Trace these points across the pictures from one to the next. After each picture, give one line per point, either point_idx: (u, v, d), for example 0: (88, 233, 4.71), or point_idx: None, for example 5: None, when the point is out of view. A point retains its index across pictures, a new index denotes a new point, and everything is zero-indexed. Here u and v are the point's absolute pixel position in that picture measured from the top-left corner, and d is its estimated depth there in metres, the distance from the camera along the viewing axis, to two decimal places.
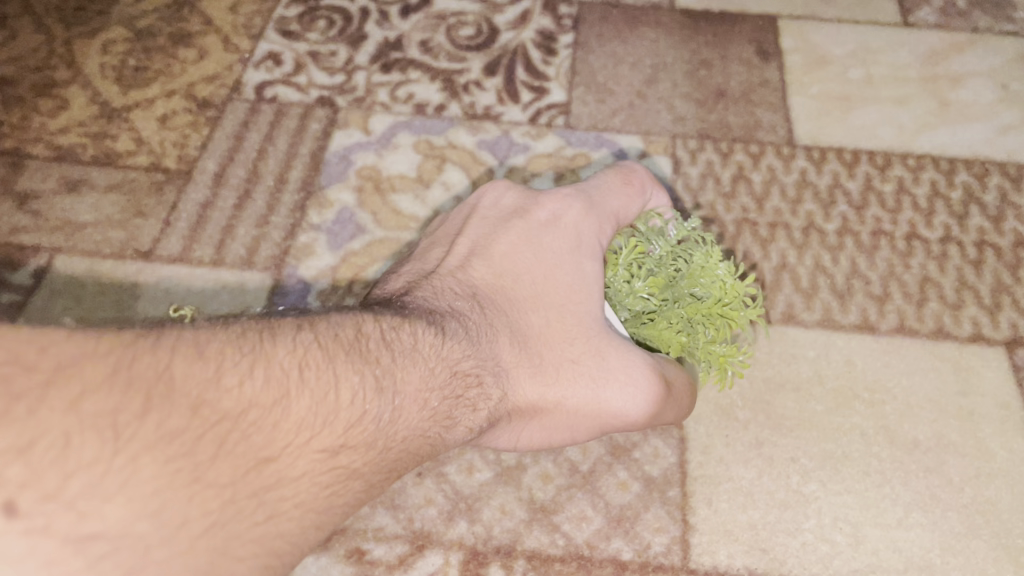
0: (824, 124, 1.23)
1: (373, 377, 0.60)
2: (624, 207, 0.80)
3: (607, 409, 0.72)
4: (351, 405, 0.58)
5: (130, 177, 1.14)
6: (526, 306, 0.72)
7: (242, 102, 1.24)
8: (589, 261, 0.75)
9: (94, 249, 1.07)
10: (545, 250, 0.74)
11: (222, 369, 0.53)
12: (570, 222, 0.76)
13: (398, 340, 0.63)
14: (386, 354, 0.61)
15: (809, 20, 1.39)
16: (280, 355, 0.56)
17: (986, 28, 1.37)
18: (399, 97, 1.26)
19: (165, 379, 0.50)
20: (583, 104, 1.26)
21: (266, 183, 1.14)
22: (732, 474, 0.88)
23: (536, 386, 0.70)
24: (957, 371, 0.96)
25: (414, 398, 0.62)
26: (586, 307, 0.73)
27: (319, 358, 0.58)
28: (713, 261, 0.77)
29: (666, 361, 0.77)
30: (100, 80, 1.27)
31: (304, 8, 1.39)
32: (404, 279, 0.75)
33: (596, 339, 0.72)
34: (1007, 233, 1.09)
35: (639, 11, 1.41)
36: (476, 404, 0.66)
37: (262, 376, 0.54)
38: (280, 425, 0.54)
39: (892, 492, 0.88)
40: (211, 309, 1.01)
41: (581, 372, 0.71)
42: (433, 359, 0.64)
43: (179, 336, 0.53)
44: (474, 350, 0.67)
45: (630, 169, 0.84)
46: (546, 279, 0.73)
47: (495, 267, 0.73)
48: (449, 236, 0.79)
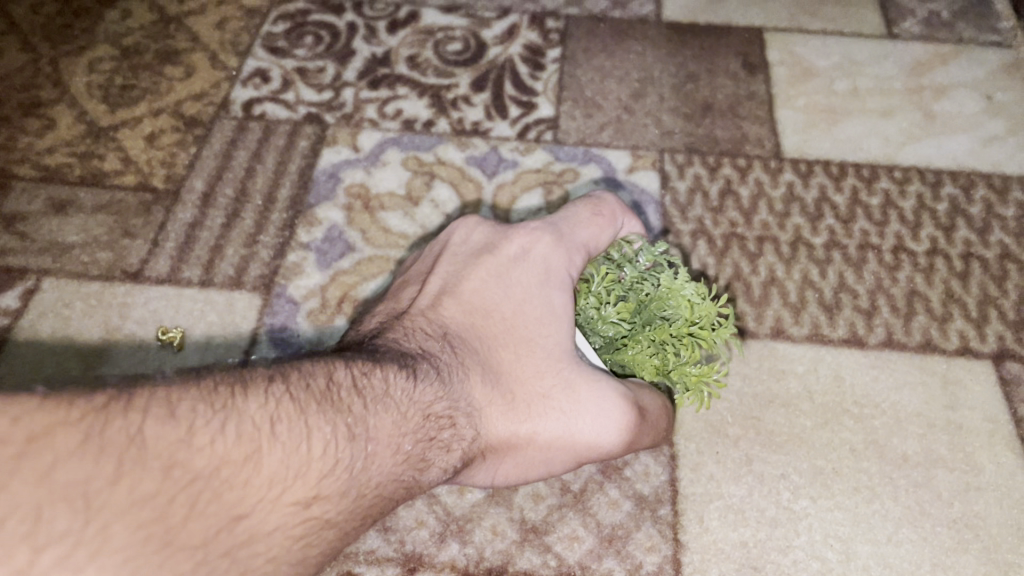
0: (811, 137, 1.24)
1: (345, 426, 0.57)
2: (594, 237, 0.78)
3: (580, 441, 0.70)
4: (324, 456, 0.55)
5: (117, 198, 1.14)
6: (498, 343, 0.69)
7: (229, 120, 1.24)
8: (558, 293, 0.73)
9: (82, 270, 1.06)
10: (513, 284, 0.72)
11: (194, 428, 0.50)
12: (539, 256, 0.74)
13: (369, 386, 0.60)
14: (358, 401, 0.59)
15: (795, 33, 1.40)
16: (252, 408, 0.53)
17: (970, 39, 1.39)
18: (388, 113, 1.26)
19: (134, 443, 0.47)
20: (571, 119, 1.27)
21: (254, 201, 1.14)
22: (723, 491, 0.89)
23: (509, 423, 0.68)
24: (945, 384, 0.97)
25: (386, 444, 0.59)
26: (556, 338, 0.71)
27: (288, 409, 0.55)
28: (680, 282, 0.77)
29: (640, 388, 0.77)
30: (86, 99, 1.26)
31: (291, 24, 1.39)
32: (376, 319, 0.72)
33: (569, 373, 0.70)
34: (993, 245, 1.10)
35: (626, 25, 1.42)
36: (449, 446, 0.64)
37: (234, 432, 0.51)
38: (252, 482, 0.51)
39: (882, 508, 0.88)
40: (200, 331, 1.01)
41: (554, 406, 0.69)
42: (404, 403, 0.61)
43: (150, 394, 0.50)
44: (446, 391, 0.64)
45: (600, 198, 0.82)
46: (515, 314, 0.71)
47: (465, 305, 0.70)
48: (421, 274, 0.77)
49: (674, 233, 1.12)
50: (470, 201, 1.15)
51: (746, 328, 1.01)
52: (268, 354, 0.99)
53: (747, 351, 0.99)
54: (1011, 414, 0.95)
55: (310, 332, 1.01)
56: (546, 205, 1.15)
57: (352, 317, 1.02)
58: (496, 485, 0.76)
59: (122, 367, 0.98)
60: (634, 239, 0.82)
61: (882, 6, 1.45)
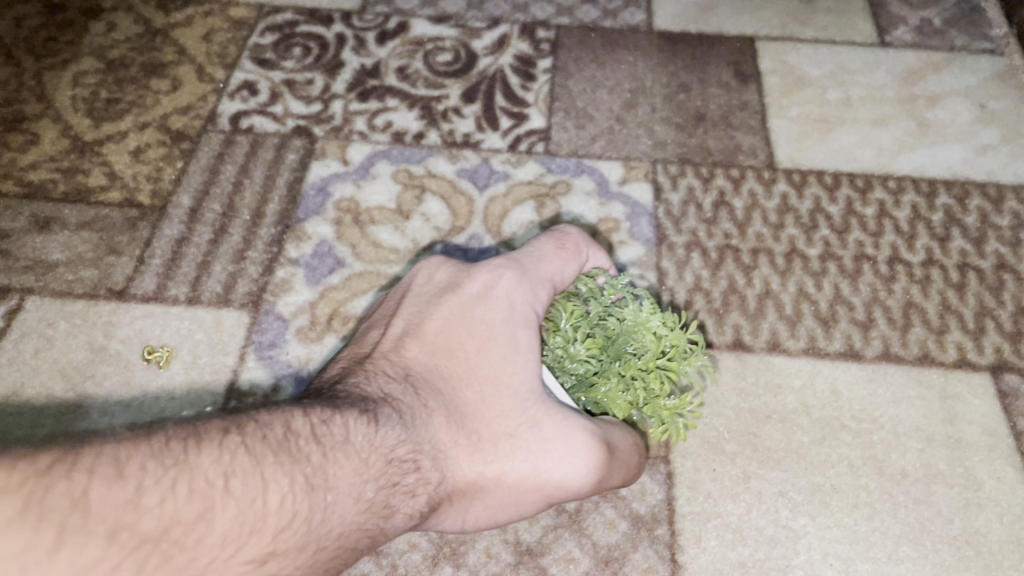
0: (804, 147, 1.23)
1: (303, 477, 0.53)
2: (558, 271, 0.75)
3: (550, 480, 0.67)
4: (280, 509, 0.51)
5: (102, 214, 1.12)
6: (463, 384, 0.66)
7: (217, 134, 1.22)
8: (522, 330, 0.70)
9: (67, 288, 1.04)
10: (477, 323, 0.68)
11: (141, 489, 0.46)
12: (503, 292, 0.71)
13: (328, 433, 0.56)
14: (317, 450, 0.54)
15: (786, 41, 1.39)
16: (204, 464, 0.49)
17: (963, 47, 1.38)
18: (377, 126, 1.25)
19: (78, 508, 0.44)
20: (562, 130, 1.26)
21: (242, 217, 1.12)
22: (721, 509, 0.87)
23: (476, 464, 0.64)
24: (943, 398, 0.96)
25: (348, 493, 0.55)
26: (522, 376, 0.68)
27: (241, 462, 0.51)
28: (644, 315, 0.77)
29: (610, 425, 0.75)
30: (70, 113, 1.24)
31: (279, 36, 1.38)
32: (339, 364, 0.68)
33: (537, 411, 0.67)
34: (989, 255, 1.09)
35: (617, 34, 1.41)
36: (414, 490, 0.60)
37: (185, 489, 0.48)
38: (205, 540, 0.47)
39: (882, 525, 0.87)
40: (187, 350, 0.99)
41: (521, 445, 0.66)
42: (365, 448, 0.57)
43: (97, 452, 0.47)
44: (410, 435, 0.61)
45: (562, 232, 0.79)
46: (480, 354, 0.67)
47: (429, 345, 0.67)
48: (384, 317, 0.73)
49: (668, 245, 1.10)
50: (461, 215, 1.14)
51: (742, 342, 1.00)
52: (257, 373, 0.97)
53: (743, 365, 0.98)
54: (1010, 427, 0.94)
55: (300, 350, 0.99)
56: (538, 217, 1.14)
57: (342, 334, 1.01)
58: (464, 530, 0.72)
59: (107, 394, 0.96)
60: (597, 273, 0.81)
61: (873, 14, 1.44)
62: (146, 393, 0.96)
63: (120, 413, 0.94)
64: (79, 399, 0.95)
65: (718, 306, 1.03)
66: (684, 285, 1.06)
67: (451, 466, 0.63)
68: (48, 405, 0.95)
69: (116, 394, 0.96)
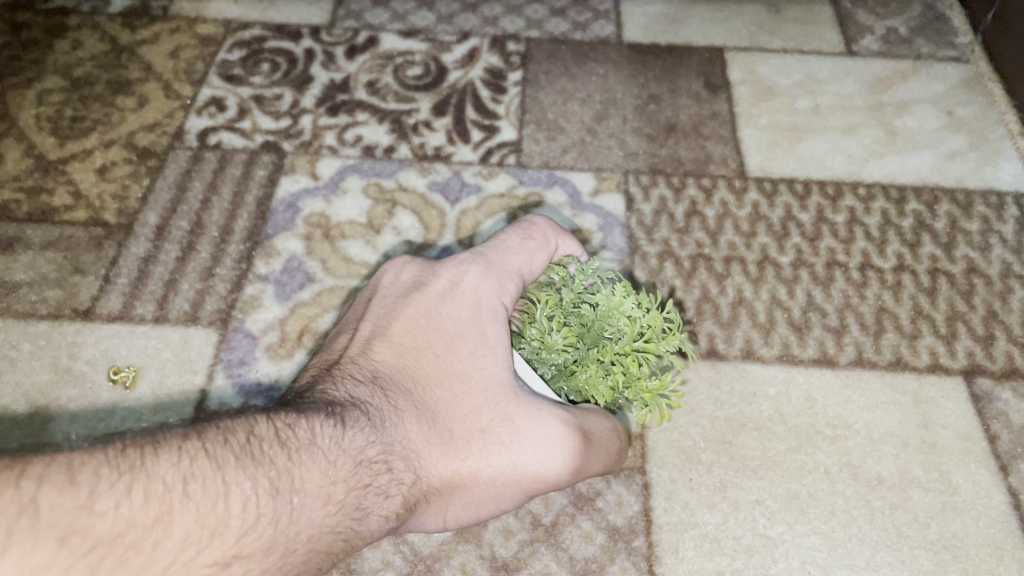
0: (774, 156, 1.23)
1: (267, 479, 0.51)
2: (525, 262, 0.74)
3: (526, 474, 0.66)
4: (244, 512, 0.49)
5: (67, 233, 1.10)
6: (433, 383, 0.65)
7: (184, 150, 1.21)
8: (491, 324, 0.69)
9: (30, 310, 1.02)
10: (444, 320, 0.68)
11: (94, 494, 0.44)
12: (469, 288, 0.70)
13: (293, 437, 0.55)
14: (283, 452, 0.53)
15: (755, 52, 1.40)
16: (162, 469, 0.48)
17: (929, 55, 1.40)
18: (347, 140, 1.24)
19: (27, 514, 0.42)
20: (534, 142, 1.25)
21: (210, 234, 1.10)
22: (698, 519, 0.86)
23: (450, 461, 0.63)
24: (917, 403, 0.96)
25: (317, 494, 0.54)
26: (491, 370, 0.67)
27: (202, 466, 0.49)
28: (615, 299, 0.74)
29: (587, 413, 0.73)
30: (35, 132, 1.23)
31: (247, 52, 1.37)
32: (310, 371, 0.67)
33: (507, 405, 0.66)
34: (959, 259, 1.10)
35: (587, 47, 1.41)
36: (388, 491, 0.59)
37: (141, 494, 0.46)
38: (162, 545, 0.45)
39: (859, 532, 0.86)
40: (154, 369, 0.97)
41: (493, 440, 0.65)
42: (333, 450, 0.56)
43: (49, 459, 0.45)
44: (378, 436, 0.59)
45: (529, 221, 0.77)
46: (448, 352, 0.67)
47: (397, 346, 0.66)
48: (354, 322, 0.72)
49: (641, 255, 1.10)
50: (433, 228, 1.13)
51: (716, 351, 0.99)
52: (226, 392, 0.95)
53: (717, 374, 0.97)
54: (984, 431, 0.94)
55: (270, 367, 0.97)
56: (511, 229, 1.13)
57: (313, 350, 0.99)
58: (448, 530, 0.71)
59: (71, 417, 0.93)
60: (569, 261, 0.79)
61: (840, 24, 1.46)
62: (111, 415, 0.93)
63: (85, 436, 0.92)
64: (42, 422, 0.93)
65: (691, 315, 1.03)
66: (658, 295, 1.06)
67: (424, 465, 0.62)
68: (12, 428, 0.92)
69: (81, 416, 0.93)
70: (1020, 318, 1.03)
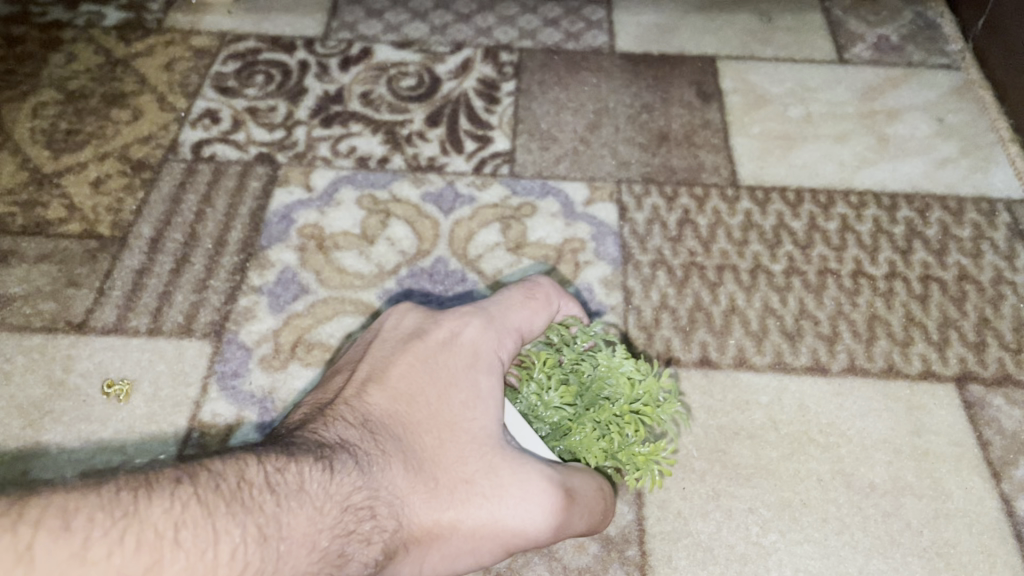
0: (766, 164, 1.24)
1: (256, 526, 0.51)
2: (528, 321, 0.75)
3: (507, 528, 0.66)
4: (232, 560, 0.49)
5: (61, 246, 1.10)
6: (422, 431, 0.65)
7: (179, 163, 1.21)
8: (485, 377, 0.69)
9: (25, 323, 1.02)
10: (440, 368, 0.68)
11: (88, 541, 0.45)
12: (467, 339, 0.70)
13: (283, 482, 0.55)
14: (272, 499, 0.53)
15: (747, 61, 1.41)
16: (155, 514, 0.48)
17: (920, 63, 1.41)
18: (341, 151, 1.24)
19: (22, 563, 0.42)
20: (527, 152, 1.26)
21: (204, 246, 1.11)
22: (691, 528, 0.87)
23: (434, 511, 0.63)
24: (910, 410, 0.96)
25: (303, 542, 0.53)
26: (481, 422, 0.67)
27: (194, 512, 0.49)
28: (613, 360, 0.78)
29: (574, 471, 0.71)
30: (29, 145, 1.23)
31: (242, 64, 1.37)
32: (302, 412, 0.67)
33: (493, 457, 0.66)
34: (951, 266, 1.10)
35: (580, 57, 1.42)
36: (370, 538, 0.58)
37: (134, 542, 0.46)
38: None
39: (852, 540, 0.86)
40: (148, 382, 0.97)
41: (478, 492, 0.64)
42: (321, 496, 0.56)
43: (45, 503, 0.45)
44: (366, 482, 0.59)
45: (533, 281, 0.79)
46: (441, 400, 0.67)
47: (391, 392, 0.66)
48: (350, 365, 0.72)
49: (634, 264, 1.10)
50: (426, 238, 1.13)
51: (709, 359, 1.00)
52: (220, 404, 0.95)
53: (710, 383, 0.98)
54: (976, 437, 0.94)
55: (264, 379, 0.97)
56: (504, 239, 1.14)
57: (307, 361, 0.99)
58: None
59: (64, 430, 0.93)
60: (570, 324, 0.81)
61: (832, 32, 1.47)
62: (105, 427, 0.93)
63: (78, 448, 0.92)
64: (36, 435, 0.93)
65: (684, 324, 1.04)
66: (651, 303, 1.06)
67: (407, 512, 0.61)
68: (5, 441, 0.92)
69: (75, 429, 0.93)
70: (1011, 324, 1.04)
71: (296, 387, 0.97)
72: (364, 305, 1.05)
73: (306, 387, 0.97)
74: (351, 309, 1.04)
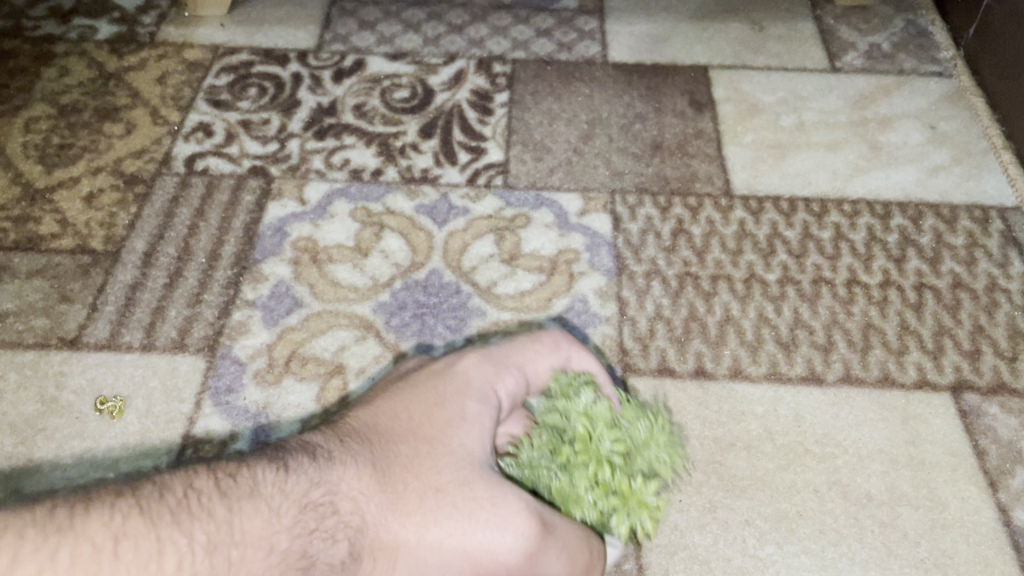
0: (759, 173, 1.24)
1: (204, 535, 0.48)
2: (534, 365, 0.69)
3: (484, 555, 0.56)
4: (178, 570, 0.46)
5: (54, 262, 1.10)
6: (397, 438, 0.58)
7: (172, 176, 1.21)
8: (475, 400, 0.63)
9: (17, 339, 1.02)
10: (427, 385, 0.63)
11: (16, 558, 0.43)
12: (461, 367, 0.65)
13: (234, 488, 0.51)
14: (223, 504, 0.50)
15: (739, 70, 1.41)
16: (93, 527, 0.45)
17: (912, 70, 1.41)
18: (335, 163, 1.24)
19: None
20: (521, 163, 1.26)
21: (198, 260, 1.10)
22: (688, 541, 0.86)
23: (400, 523, 0.55)
24: (905, 419, 0.96)
25: (255, 546, 0.49)
26: (465, 438, 0.60)
27: (136, 523, 0.46)
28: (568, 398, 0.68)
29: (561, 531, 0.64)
30: (21, 160, 1.23)
31: (234, 77, 1.37)
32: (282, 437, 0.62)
33: (472, 473, 0.58)
34: (945, 274, 1.10)
35: (573, 67, 1.42)
36: (333, 536, 0.52)
37: (66, 556, 0.44)
38: None
39: (849, 551, 0.86)
40: (141, 398, 0.97)
41: (451, 505, 0.56)
42: (277, 498, 0.51)
43: None
44: (329, 485, 0.54)
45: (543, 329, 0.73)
46: (423, 414, 0.61)
47: (371, 406, 0.61)
48: None
49: (628, 274, 1.10)
50: (421, 250, 1.13)
51: (704, 370, 1.00)
52: (214, 420, 0.95)
53: (706, 395, 0.98)
54: (972, 446, 0.94)
55: (258, 394, 0.97)
56: (499, 251, 1.13)
57: (301, 376, 0.99)
58: None
59: (57, 447, 0.93)
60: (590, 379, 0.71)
61: (823, 40, 1.47)
62: (98, 444, 0.93)
63: (71, 466, 0.91)
64: (29, 453, 0.92)
65: (679, 334, 1.04)
66: (645, 314, 1.06)
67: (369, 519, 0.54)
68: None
69: (68, 446, 0.93)
70: (1006, 332, 1.04)
71: (291, 402, 0.97)
72: (359, 318, 1.05)
73: (301, 401, 0.97)
74: (345, 322, 1.04)
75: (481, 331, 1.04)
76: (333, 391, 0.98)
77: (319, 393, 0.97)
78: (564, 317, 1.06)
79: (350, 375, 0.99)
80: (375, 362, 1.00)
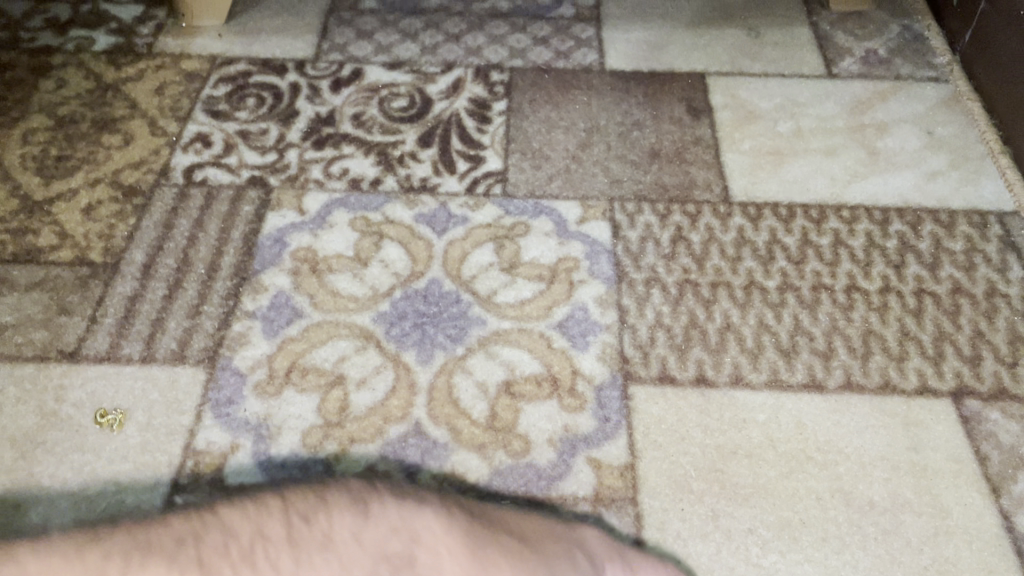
0: (758, 180, 1.24)
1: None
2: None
3: None
4: None
5: (53, 274, 1.10)
6: (479, 548, 0.55)
7: (170, 188, 1.21)
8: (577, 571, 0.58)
9: (16, 352, 1.02)
10: (524, 521, 0.62)
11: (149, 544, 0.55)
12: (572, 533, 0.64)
13: (307, 533, 0.55)
14: (290, 553, 0.54)
15: (736, 76, 1.42)
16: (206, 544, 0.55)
17: (908, 75, 1.42)
18: (334, 173, 1.24)
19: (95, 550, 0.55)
20: (519, 171, 1.26)
21: (197, 271, 1.10)
22: (691, 550, 0.86)
23: None
24: (906, 426, 0.96)
25: None
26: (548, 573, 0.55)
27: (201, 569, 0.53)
28: None
29: None
30: (19, 172, 1.23)
31: (232, 87, 1.38)
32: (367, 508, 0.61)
33: None
34: (944, 279, 1.10)
35: (570, 75, 1.43)
36: None
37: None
38: None
39: (852, 559, 0.86)
40: (142, 410, 0.96)
41: None
42: (347, 551, 0.54)
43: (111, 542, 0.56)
44: (404, 541, 0.55)
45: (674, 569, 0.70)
46: (515, 545, 0.57)
47: (463, 518, 0.59)
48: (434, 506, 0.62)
49: (628, 282, 1.10)
50: (420, 259, 1.13)
51: (705, 378, 1.00)
52: (214, 432, 0.94)
53: (707, 403, 0.98)
54: (974, 452, 0.94)
55: (258, 405, 0.96)
56: (498, 259, 1.13)
57: (301, 386, 0.98)
58: None
59: (57, 460, 0.92)
60: None
61: (820, 46, 1.48)
62: (98, 457, 0.92)
63: (71, 478, 0.91)
64: (28, 466, 0.92)
65: (679, 341, 1.04)
66: (645, 322, 1.06)
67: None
68: None
69: (67, 459, 0.92)
70: (1006, 337, 1.04)
71: (291, 412, 0.96)
72: (359, 327, 1.04)
73: (301, 412, 0.96)
74: (345, 332, 1.04)
75: (482, 339, 1.04)
76: (334, 402, 0.97)
77: (320, 403, 0.97)
78: (564, 326, 1.05)
79: (351, 385, 0.99)
80: (376, 372, 1.00)
